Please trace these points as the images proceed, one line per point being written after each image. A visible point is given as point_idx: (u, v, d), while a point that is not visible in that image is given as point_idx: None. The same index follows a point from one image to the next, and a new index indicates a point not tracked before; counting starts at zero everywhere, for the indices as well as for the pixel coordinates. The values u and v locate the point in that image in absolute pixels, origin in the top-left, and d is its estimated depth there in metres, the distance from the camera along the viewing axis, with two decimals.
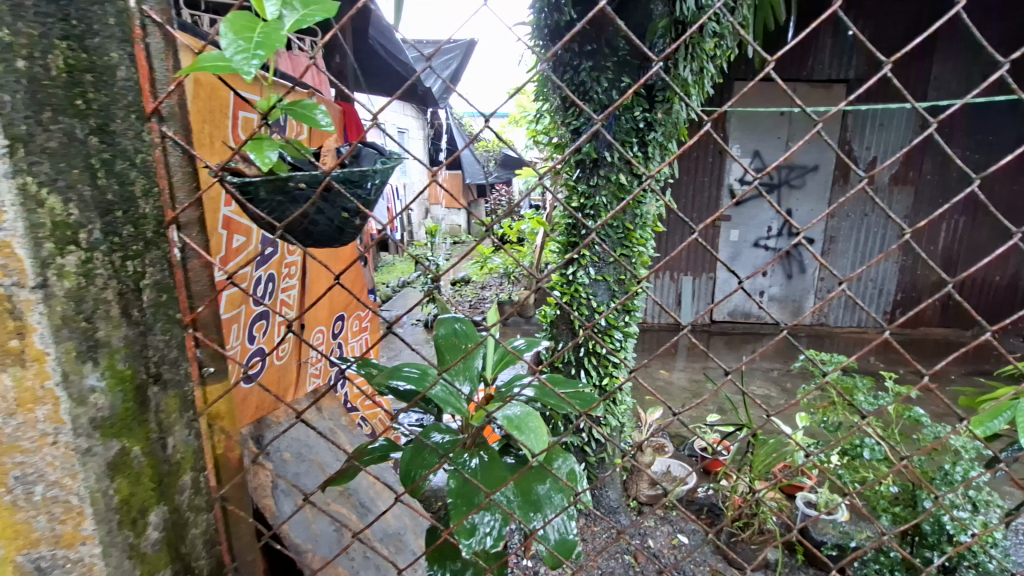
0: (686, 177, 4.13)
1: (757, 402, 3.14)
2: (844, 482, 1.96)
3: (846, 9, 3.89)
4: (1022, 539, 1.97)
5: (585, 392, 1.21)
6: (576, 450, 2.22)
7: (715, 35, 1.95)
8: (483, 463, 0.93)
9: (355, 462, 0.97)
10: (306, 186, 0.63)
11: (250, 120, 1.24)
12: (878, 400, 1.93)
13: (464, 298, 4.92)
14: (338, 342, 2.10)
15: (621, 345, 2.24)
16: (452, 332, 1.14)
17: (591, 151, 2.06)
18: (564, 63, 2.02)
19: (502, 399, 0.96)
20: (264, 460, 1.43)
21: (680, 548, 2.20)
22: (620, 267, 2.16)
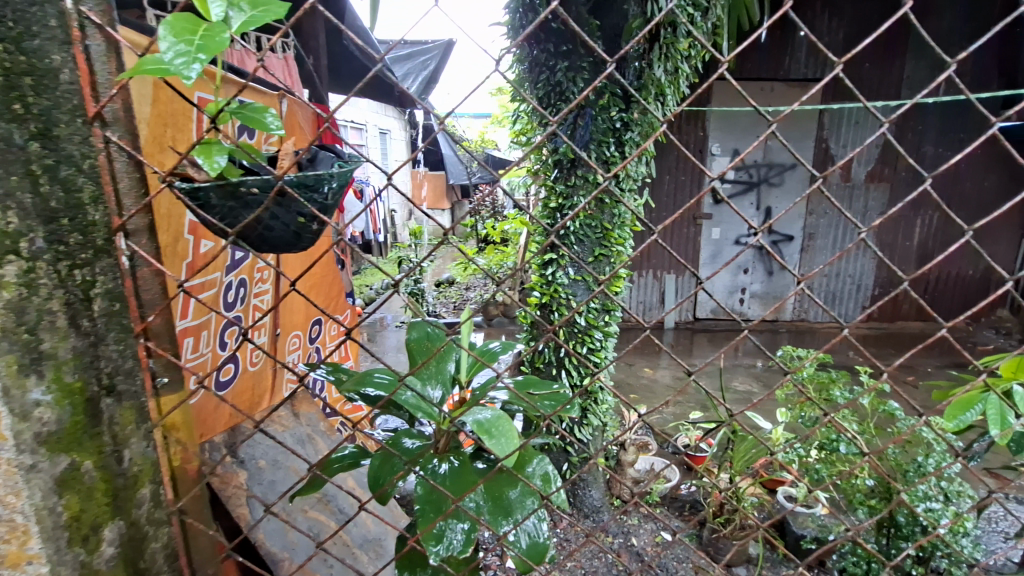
0: (666, 176, 4.16)
1: (738, 398, 3.18)
2: (821, 476, 1.99)
3: (820, 9, 3.95)
4: (994, 527, 2.02)
5: (559, 393, 1.22)
6: (559, 451, 2.21)
7: (688, 35, 1.97)
8: (453, 469, 0.91)
9: (323, 471, 0.95)
10: (257, 191, 0.62)
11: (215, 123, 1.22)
12: (852, 393, 1.96)
13: (448, 299, 4.90)
14: (316, 346, 2.09)
15: (602, 345, 2.24)
16: (423, 336, 1.14)
17: (568, 151, 2.05)
18: (540, 63, 2.01)
19: (473, 404, 0.96)
20: (237, 468, 1.40)
21: (663, 545, 2.21)
22: (598, 267, 2.17)
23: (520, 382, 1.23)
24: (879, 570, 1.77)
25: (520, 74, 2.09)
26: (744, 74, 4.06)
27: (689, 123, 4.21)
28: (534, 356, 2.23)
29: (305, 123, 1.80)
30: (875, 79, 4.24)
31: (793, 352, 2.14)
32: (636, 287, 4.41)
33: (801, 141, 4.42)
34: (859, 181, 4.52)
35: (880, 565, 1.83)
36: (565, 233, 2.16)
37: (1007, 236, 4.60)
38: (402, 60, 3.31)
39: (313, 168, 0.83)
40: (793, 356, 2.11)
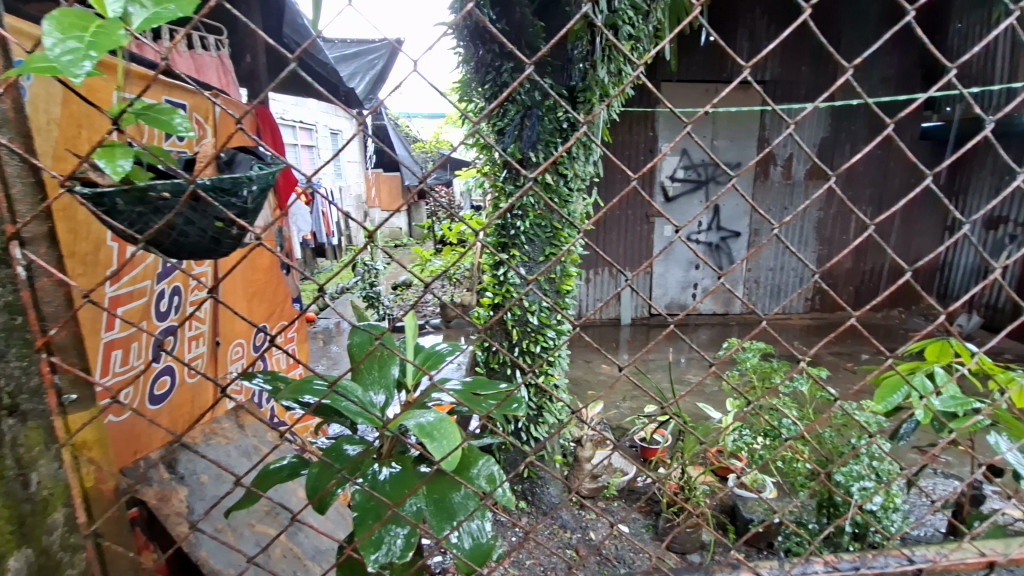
0: (614, 176, 4.24)
1: (689, 389, 3.29)
2: (765, 462, 2.08)
3: (761, 13, 4.13)
4: (922, 499, 2.16)
5: (505, 393, 1.23)
6: (517, 450, 2.24)
7: (630, 37, 2.00)
8: (395, 475, 0.90)
9: (259, 487, 0.92)
10: (169, 196, 0.60)
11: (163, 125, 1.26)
12: (791, 380, 2.06)
13: (406, 302, 4.84)
14: (261, 355, 2.03)
15: (555, 344, 2.26)
16: (366, 340, 1.13)
17: (516, 152, 2.06)
18: (486, 64, 2.02)
19: (416, 407, 0.95)
20: (177, 484, 1.34)
21: (621, 536, 2.25)
22: (549, 266, 2.19)
23: (467, 383, 1.24)
24: (821, 549, 1.85)
25: (466, 75, 2.09)
26: (689, 76, 4.19)
27: (637, 124, 4.31)
28: (489, 356, 2.23)
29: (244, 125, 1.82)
30: (814, 81, 4.47)
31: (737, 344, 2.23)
32: (592, 285, 4.49)
33: (745, 141, 4.61)
34: (799, 179, 4.75)
35: (822, 543, 1.92)
36: (515, 233, 2.16)
37: (931, 228, 4.94)
38: (351, 60, 3.25)
39: (232, 170, 0.81)
40: (737, 348, 2.20)
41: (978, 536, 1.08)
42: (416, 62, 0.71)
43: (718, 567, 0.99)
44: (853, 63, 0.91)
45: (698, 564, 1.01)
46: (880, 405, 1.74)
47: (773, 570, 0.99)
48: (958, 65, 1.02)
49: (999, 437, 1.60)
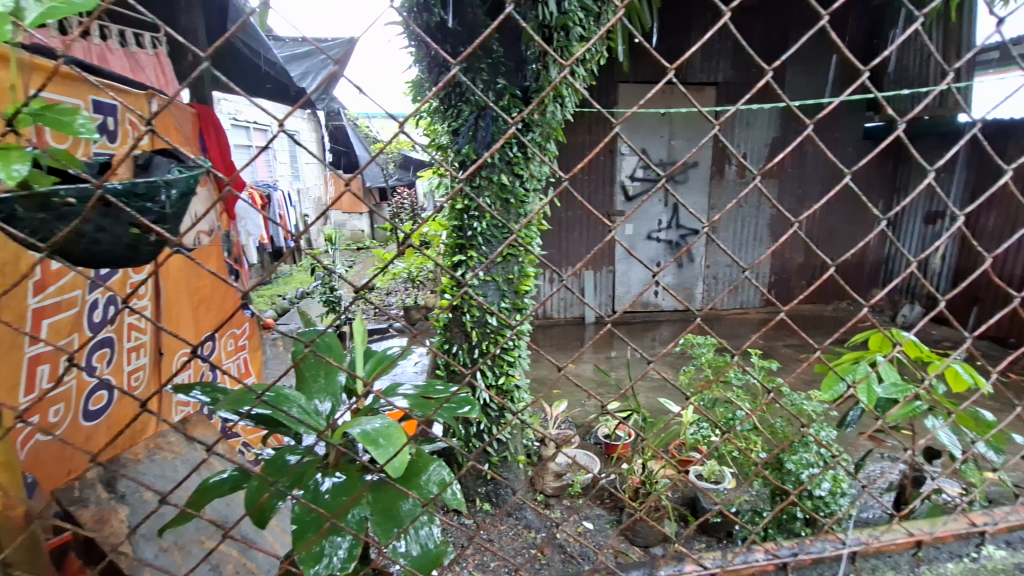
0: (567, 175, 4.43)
1: (649, 384, 3.35)
2: (720, 453, 2.14)
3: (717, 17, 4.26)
4: (872, 484, 2.25)
5: (458, 396, 1.22)
6: (480, 453, 2.29)
7: (581, 38, 2.00)
8: (337, 485, 0.89)
9: (198, 503, 0.88)
10: (74, 201, 0.57)
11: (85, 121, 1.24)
12: (743, 373, 2.13)
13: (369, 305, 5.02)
14: (210, 364, 1.96)
15: (515, 345, 2.25)
16: (311, 347, 1.11)
17: (471, 153, 2.05)
18: (439, 64, 1.99)
19: (362, 414, 0.92)
20: (116, 503, 1.27)
21: (585, 534, 2.26)
22: (507, 267, 2.20)
23: (421, 389, 1.23)
24: (775, 535, 1.90)
25: (419, 75, 2.08)
26: (643, 78, 4.28)
27: (600, 124, 4.37)
28: (448, 360, 2.23)
29: (184, 127, 1.78)
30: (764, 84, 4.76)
31: (692, 340, 2.29)
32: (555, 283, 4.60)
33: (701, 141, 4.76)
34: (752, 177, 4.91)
35: (775, 530, 1.97)
36: (472, 235, 2.16)
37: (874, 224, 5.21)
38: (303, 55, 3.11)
39: (147, 173, 0.78)
40: (691, 343, 2.27)
41: (907, 517, 1.13)
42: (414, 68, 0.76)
43: (663, 561, 1.01)
44: (774, 65, 0.95)
45: (645, 559, 1.02)
46: (829, 393, 1.82)
47: (716, 560, 1.01)
48: (872, 68, 1.07)
49: (934, 421, 1.68)
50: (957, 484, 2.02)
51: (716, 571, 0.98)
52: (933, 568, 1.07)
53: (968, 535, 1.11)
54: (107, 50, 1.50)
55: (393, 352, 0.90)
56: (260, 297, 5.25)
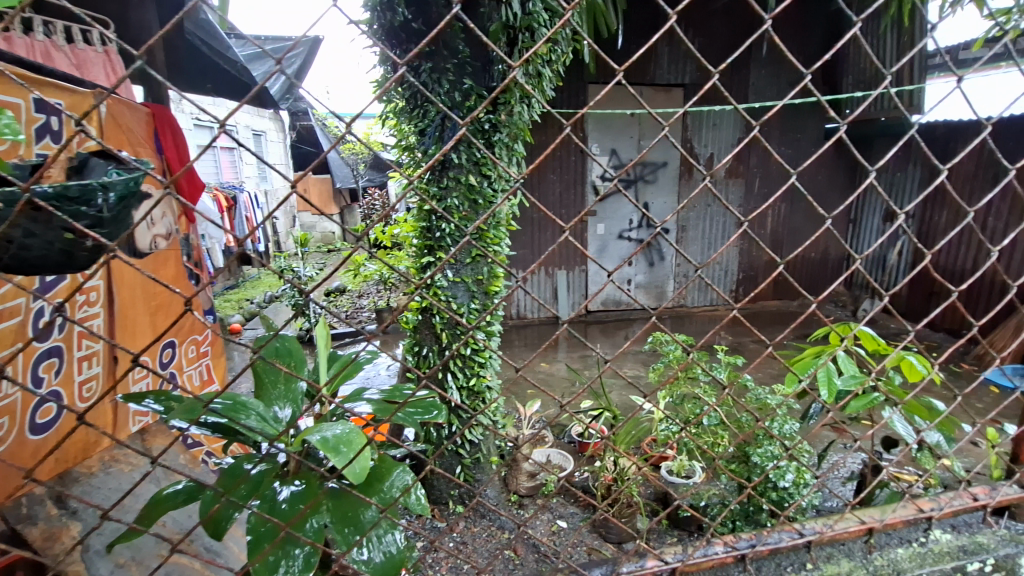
0: (535, 176, 4.52)
1: (620, 381, 3.40)
2: (689, 447, 2.18)
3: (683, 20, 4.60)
4: (836, 474, 2.32)
5: (425, 401, 1.21)
6: (451, 454, 2.28)
7: (546, 40, 1.99)
8: (295, 493, 0.87)
9: (149, 516, 0.85)
10: (2, 205, 0.57)
11: (22, 120, 1.19)
12: (711, 369, 2.17)
13: (341, 309, 4.99)
14: (170, 372, 1.90)
15: (486, 346, 2.24)
16: (273, 352, 1.10)
17: (438, 154, 2.03)
18: (404, 64, 1.97)
19: (323, 420, 0.91)
20: (69, 520, 1.22)
21: (559, 533, 2.27)
22: (477, 268, 2.20)
23: (387, 393, 1.22)
24: (743, 527, 1.93)
25: (385, 75, 2.05)
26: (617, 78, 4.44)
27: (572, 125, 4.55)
28: (420, 362, 2.21)
29: (138, 129, 1.72)
30: (728, 85, 4.93)
31: (661, 338, 2.33)
32: (530, 284, 4.67)
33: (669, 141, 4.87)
34: (720, 176, 5.03)
35: (743, 522, 2.00)
36: (441, 236, 2.14)
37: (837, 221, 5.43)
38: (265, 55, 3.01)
39: (82, 176, 0.76)
40: (661, 341, 2.31)
41: (861, 505, 1.17)
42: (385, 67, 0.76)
43: (625, 558, 1.02)
44: (723, 64, 0.98)
45: (608, 558, 1.03)
46: (791, 386, 1.88)
47: (677, 555, 1.03)
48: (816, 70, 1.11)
49: (890, 411, 1.74)
50: (913, 472, 2.10)
51: (676, 565, 1.00)
52: (884, 553, 1.11)
53: (916, 521, 1.15)
54: (51, 47, 1.45)
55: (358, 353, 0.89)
56: (226, 301, 5.12)
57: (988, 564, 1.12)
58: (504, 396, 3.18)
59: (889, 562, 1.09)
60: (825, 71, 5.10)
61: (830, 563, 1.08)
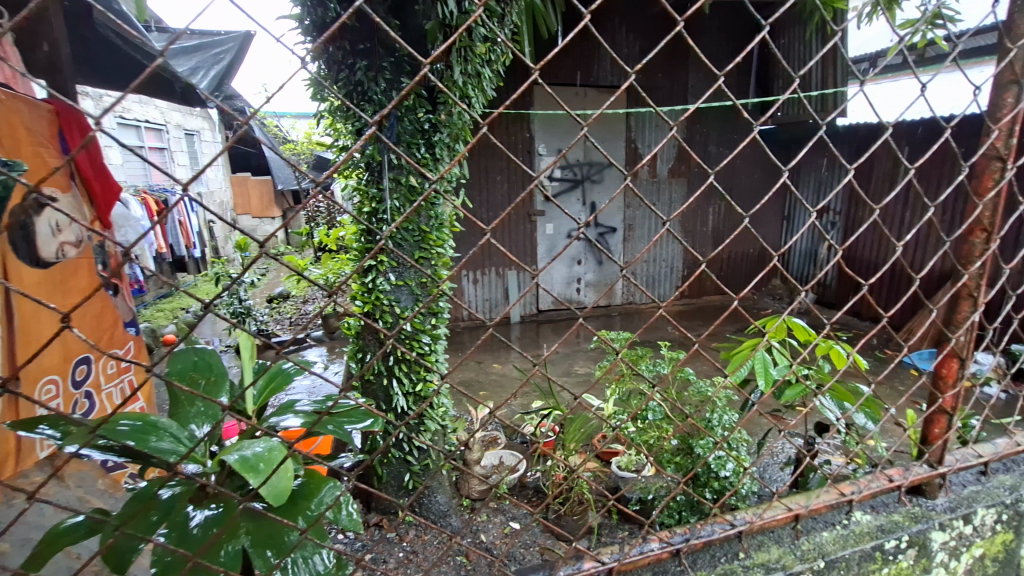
0: (478, 178, 4.51)
1: (571, 381, 3.43)
2: (634, 442, 2.21)
3: (622, 24, 4.76)
4: (774, 460, 2.41)
5: (360, 411, 1.16)
6: (399, 462, 2.20)
7: (484, 40, 1.96)
8: (209, 517, 0.82)
9: (39, 556, 0.76)
10: None
11: None
12: (655, 365, 2.22)
13: (283, 316, 4.80)
14: (85, 391, 1.75)
15: (431, 349, 2.18)
16: (188, 366, 1.02)
17: (376, 154, 1.96)
18: (337, 61, 1.89)
19: (241, 438, 0.85)
20: None
21: (511, 535, 2.23)
22: (419, 271, 2.14)
23: (321, 404, 1.16)
24: (688, 518, 1.96)
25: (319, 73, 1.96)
26: (560, 79, 4.63)
27: (516, 125, 4.59)
28: (363, 368, 2.14)
29: (37, 128, 1.57)
30: (670, 87, 5.09)
31: (607, 336, 2.35)
32: (481, 285, 4.69)
33: (614, 142, 4.98)
34: (663, 176, 5.20)
35: (688, 513, 2.03)
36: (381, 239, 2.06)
37: (773, 218, 5.75)
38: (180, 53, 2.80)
39: None
40: (607, 339, 2.35)
41: (788, 492, 1.21)
42: (295, 58, 0.71)
43: (562, 562, 1.02)
44: (638, 65, 1.00)
45: (544, 562, 1.02)
46: (729, 378, 1.93)
47: (613, 555, 1.04)
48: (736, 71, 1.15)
49: (819, 398, 1.83)
50: (843, 456, 2.21)
51: (613, 565, 1.00)
52: (811, 537, 1.16)
53: (838, 505, 1.21)
54: None
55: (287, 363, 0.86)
56: (159, 311, 4.82)
57: (903, 541, 1.19)
58: (454, 398, 3.15)
59: (815, 546, 1.14)
60: (757, 74, 5.35)
61: (760, 551, 1.12)
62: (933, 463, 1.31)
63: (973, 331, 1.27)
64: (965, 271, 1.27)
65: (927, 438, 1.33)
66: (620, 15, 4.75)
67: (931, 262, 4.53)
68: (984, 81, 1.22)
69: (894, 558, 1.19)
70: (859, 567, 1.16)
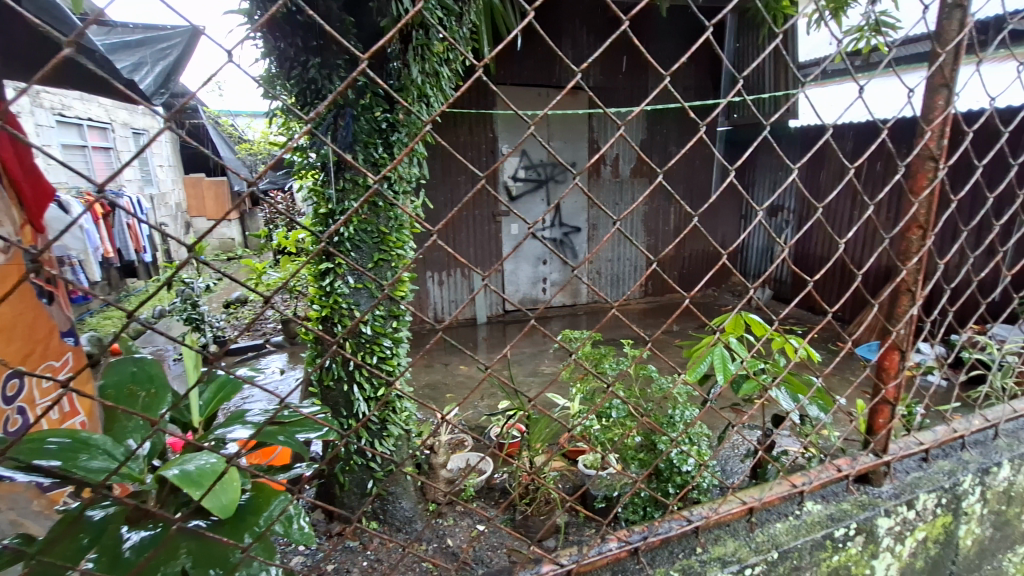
0: (438, 180, 4.48)
1: (537, 380, 3.44)
2: (598, 441, 2.22)
3: (582, 25, 4.83)
4: (734, 452, 2.46)
5: (315, 419, 1.13)
6: (361, 469, 2.13)
7: (442, 38, 1.92)
8: (143, 539, 0.79)
9: None
10: None
11: None
12: (619, 363, 2.24)
13: (240, 322, 4.64)
14: (15, 407, 1.63)
15: (393, 353, 2.13)
16: (127, 378, 0.96)
17: (331, 153, 1.90)
18: (290, 58, 1.83)
19: (184, 452, 0.81)
20: None
21: (478, 538, 2.20)
22: (378, 273, 2.08)
23: (272, 414, 1.11)
24: (652, 513, 1.98)
25: (270, 70, 1.88)
26: (522, 80, 4.65)
27: (479, 126, 4.58)
28: (322, 374, 2.08)
29: None
30: (631, 88, 5.18)
31: (571, 335, 2.35)
32: (445, 287, 4.65)
33: (577, 142, 5.02)
34: (626, 176, 5.28)
35: (652, 508, 2.05)
36: (339, 241, 1.98)
37: (731, 217, 5.94)
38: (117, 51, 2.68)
39: None
40: (571, 338, 2.35)
41: (742, 486, 1.24)
42: (226, 52, 0.66)
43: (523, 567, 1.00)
44: (585, 65, 1.00)
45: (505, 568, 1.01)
46: (690, 375, 1.96)
47: (572, 556, 1.04)
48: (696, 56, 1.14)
49: (776, 391, 1.87)
50: (799, 445, 2.28)
51: (572, 566, 1.01)
52: (765, 529, 1.19)
53: (791, 496, 1.24)
54: None
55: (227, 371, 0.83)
56: (105, 319, 4.58)
57: (852, 529, 1.24)
58: (419, 402, 3.10)
59: (769, 538, 1.17)
60: (714, 77, 5.50)
61: (717, 545, 1.13)
62: (878, 452, 1.36)
63: (912, 324, 1.33)
64: (903, 266, 1.32)
65: (872, 428, 1.39)
66: (580, 17, 4.80)
67: (872, 258, 4.76)
68: (919, 84, 1.27)
69: (843, 545, 1.23)
70: (812, 555, 1.19)
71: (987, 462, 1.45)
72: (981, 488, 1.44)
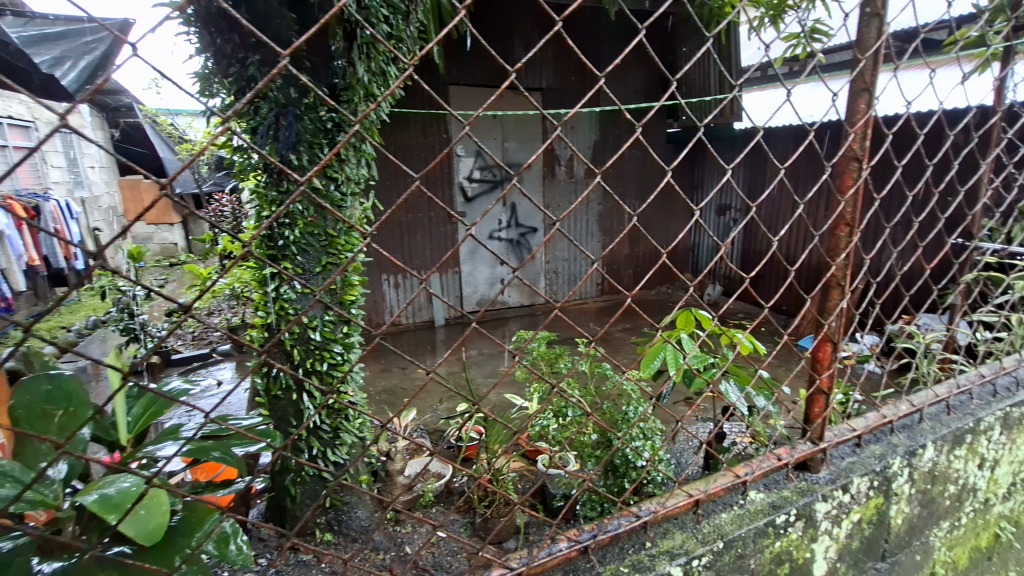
0: (390, 181, 4.42)
1: (495, 381, 3.44)
2: (556, 439, 2.22)
3: (530, 24, 4.85)
4: (688, 444, 2.52)
5: (255, 431, 1.08)
6: (313, 479, 2.06)
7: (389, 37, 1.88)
8: (58, 569, 0.74)
9: None
10: None
11: None
12: (573, 362, 2.25)
13: (184, 330, 4.42)
14: None
15: (344, 359, 2.07)
16: (41, 398, 0.89)
17: (272, 154, 1.82)
18: (227, 55, 1.74)
19: (105, 475, 0.76)
20: None
21: (435, 544, 2.16)
22: (327, 277, 2.01)
23: (209, 428, 1.06)
24: (609, 508, 2.00)
25: (205, 66, 1.79)
26: (472, 79, 4.65)
27: (432, 126, 4.54)
28: (269, 383, 1.99)
29: None
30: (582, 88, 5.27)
31: (525, 335, 2.35)
32: (401, 289, 4.58)
33: (531, 143, 5.06)
34: (580, 176, 5.34)
35: (609, 503, 2.07)
36: (284, 245, 1.91)
37: (681, 216, 6.13)
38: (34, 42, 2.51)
39: None
40: (526, 338, 2.34)
41: (689, 478, 1.28)
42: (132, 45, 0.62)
43: None
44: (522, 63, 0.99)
45: None
46: (643, 371, 1.99)
47: (523, 559, 1.05)
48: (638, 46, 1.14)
49: (724, 384, 1.92)
50: (748, 436, 2.36)
51: (522, 569, 1.01)
52: (711, 520, 1.22)
53: (734, 487, 1.29)
54: None
55: (149, 387, 0.78)
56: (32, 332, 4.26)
57: (791, 515, 1.29)
58: (374, 408, 3.03)
59: (715, 528, 1.20)
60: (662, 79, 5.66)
61: (665, 538, 1.16)
62: (815, 439, 1.43)
63: (843, 317, 1.40)
64: (833, 262, 1.39)
65: (809, 417, 1.45)
66: (531, 18, 4.83)
67: (805, 253, 5.00)
68: (843, 88, 1.34)
69: (784, 530, 1.28)
70: (755, 543, 1.23)
71: (914, 445, 1.54)
72: (909, 470, 1.53)
